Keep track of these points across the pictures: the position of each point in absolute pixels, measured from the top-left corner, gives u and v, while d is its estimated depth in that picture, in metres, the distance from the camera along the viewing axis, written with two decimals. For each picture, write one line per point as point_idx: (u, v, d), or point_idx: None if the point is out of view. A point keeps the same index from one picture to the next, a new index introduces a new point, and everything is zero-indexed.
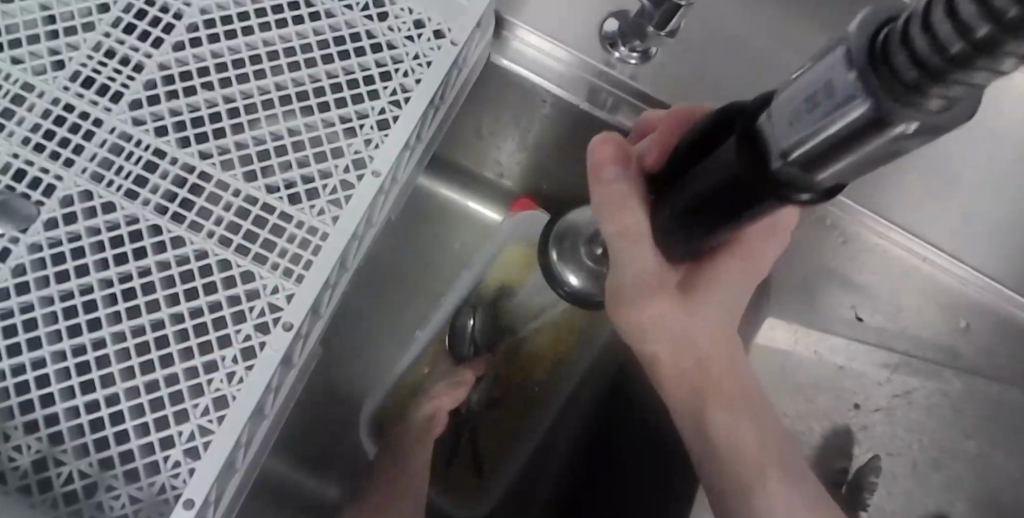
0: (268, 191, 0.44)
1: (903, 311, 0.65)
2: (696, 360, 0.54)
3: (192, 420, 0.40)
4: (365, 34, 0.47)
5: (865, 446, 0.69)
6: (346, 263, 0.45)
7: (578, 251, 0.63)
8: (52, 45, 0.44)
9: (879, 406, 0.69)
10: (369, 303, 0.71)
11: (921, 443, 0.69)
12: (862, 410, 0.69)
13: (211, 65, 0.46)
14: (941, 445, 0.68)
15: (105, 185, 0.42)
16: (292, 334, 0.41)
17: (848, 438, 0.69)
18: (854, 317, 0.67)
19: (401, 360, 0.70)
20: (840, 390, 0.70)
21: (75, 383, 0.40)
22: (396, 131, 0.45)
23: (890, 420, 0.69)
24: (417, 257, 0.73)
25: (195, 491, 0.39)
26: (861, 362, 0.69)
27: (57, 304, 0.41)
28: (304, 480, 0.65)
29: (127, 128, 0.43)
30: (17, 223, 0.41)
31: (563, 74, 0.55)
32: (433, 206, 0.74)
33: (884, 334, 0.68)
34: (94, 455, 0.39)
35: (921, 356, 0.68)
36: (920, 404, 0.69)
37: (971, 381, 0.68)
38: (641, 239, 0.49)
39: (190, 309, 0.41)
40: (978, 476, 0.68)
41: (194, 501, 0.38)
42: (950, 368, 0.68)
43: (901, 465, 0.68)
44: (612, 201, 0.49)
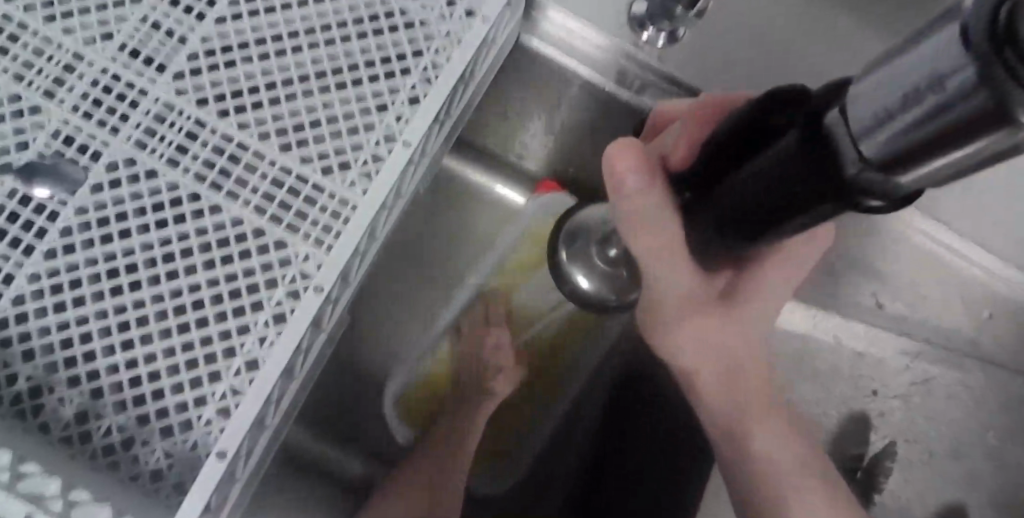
0: (302, 162, 0.45)
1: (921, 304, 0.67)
2: (732, 360, 0.58)
3: (226, 380, 0.41)
4: (400, 12, 0.48)
5: (882, 432, 0.71)
6: (375, 233, 0.46)
7: (589, 252, 0.67)
8: (102, 17, 0.46)
9: (897, 393, 0.71)
10: (397, 282, 0.73)
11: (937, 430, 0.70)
12: (881, 396, 0.71)
13: (251, 40, 0.47)
14: (956, 433, 0.70)
15: (149, 153, 0.44)
16: (323, 299, 0.43)
17: (863, 424, 0.71)
18: (876, 304, 0.69)
19: (426, 337, 0.73)
20: (858, 376, 0.72)
21: (115, 341, 0.41)
22: (428, 105, 0.46)
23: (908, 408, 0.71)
24: (444, 236, 0.75)
25: (227, 444, 0.40)
26: (879, 349, 0.71)
27: (99, 266, 0.42)
28: (327, 450, 0.72)
29: (170, 99, 0.45)
30: (66, 186, 0.43)
31: (590, 54, 0.55)
32: (457, 188, 0.75)
33: (902, 321, 0.69)
34: (132, 410, 0.41)
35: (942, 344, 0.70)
36: (939, 394, 0.70)
37: (994, 373, 0.69)
38: (675, 256, 0.50)
39: (225, 274, 0.43)
40: (996, 468, 0.69)
41: (226, 454, 0.40)
42: (966, 357, 0.69)
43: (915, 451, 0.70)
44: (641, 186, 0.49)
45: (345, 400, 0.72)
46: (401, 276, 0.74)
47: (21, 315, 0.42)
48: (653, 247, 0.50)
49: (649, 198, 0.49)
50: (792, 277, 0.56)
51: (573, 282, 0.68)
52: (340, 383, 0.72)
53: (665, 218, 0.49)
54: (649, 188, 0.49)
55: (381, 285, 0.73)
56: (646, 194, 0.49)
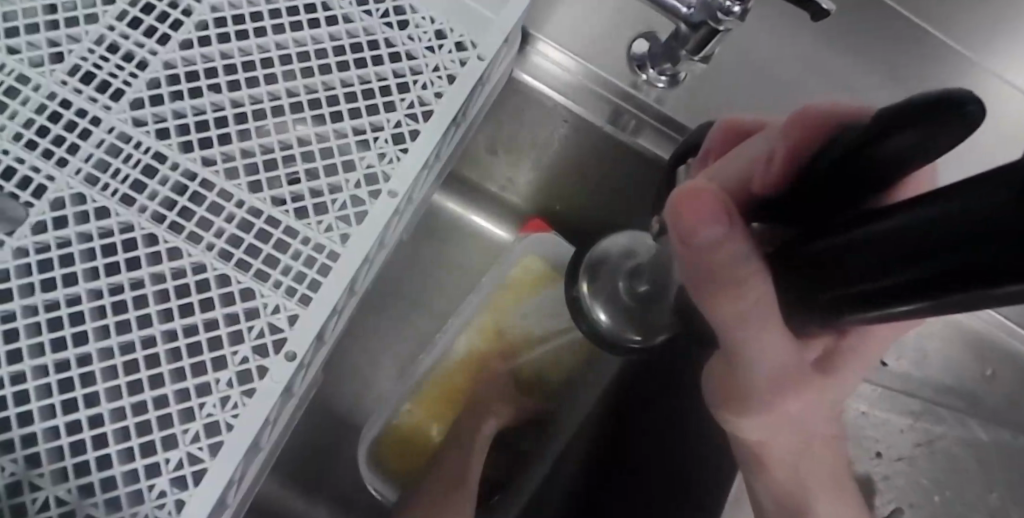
0: (273, 203, 0.41)
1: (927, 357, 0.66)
2: (802, 438, 0.47)
3: (181, 447, 0.37)
4: (384, 42, 0.45)
5: (887, 496, 0.64)
6: (355, 287, 0.42)
7: (610, 286, 0.62)
8: (52, 36, 0.42)
9: (901, 454, 0.65)
10: (370, 321, 0.69)
11: (941, 495, 0.64)
12: (884, 458, 0.65)
13: (219, 66, 0.43)
14: (962, 496, 0.64)
15: (99, 189, 0.40)
16: (295, 365, 0.39)
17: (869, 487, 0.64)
18: (879, 362, 0.66)
19: (402, 384, 0.67)
20: (859, 434, 0.66)
21: (57, 401, 0.37)
22: (416, 149, 0.43)
23: (912, 470, 0.65)
24: (425, 275, 0.71)
25: None
26: (884, 409, 0.67)
27: (42, 314, 0.38)
28: (295, 501, 0.62)
29: (126, 129, 0.41)
30: (3, 225, 0.38)
31: (581, 91, 0.53)
32: (437, 223, 0.72)
33: (907, 378, 0.67)
34: (73, 481, 0.36)
35: (942, 403, 0.66)
36: (939, 454, 0.66)
37: (999, 433, 0.66)
38: (771, 329, 0.38)
39: (184, 326, 0.39)
40: None
41: None
42: (967, 417, 0.66)
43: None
44: (732, 240, 0.36)
45: (319, 441, 0.65)
46: (373, 317, 0.69)
47: None
48: (737, 315, 0.38)
49: (739, 244, 0.36)
50: (878, 346, 0.45)
51: (592, 318, 0.62)
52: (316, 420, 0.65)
53: (755, 272, 0.36)
54: (735, 235, 0.36)
55: (355, 329, 0.68)
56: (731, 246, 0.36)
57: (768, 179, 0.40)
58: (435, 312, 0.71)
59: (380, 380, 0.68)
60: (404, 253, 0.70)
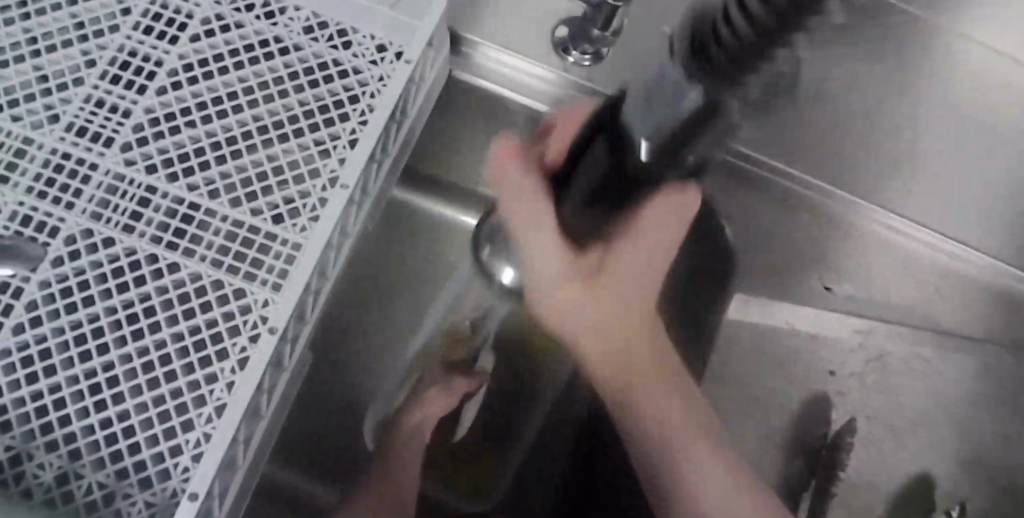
0: (253, 215, 0.47)
1: (874, 282, 0.70)
2: (645, 379, 0.57)
3: (197, 428, 0.43)
4: (332, 63, 0.51)
5: (844, 408, 0.69)
6: (325, 271, 0.48)
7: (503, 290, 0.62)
8: (47, 101, 0.47)
9: (852, 371, 0.70)
10: (356, 323, 0.72)
11: (900, 404, 0.69)
12: (839, 376, 0.70)
13: (192, 105, 0.49)
14: (915, 407, 0.69)
15: (105, 223, 0.46)
16: (277, 337, 0.45)
17: (824, 404, 0.69)
18: (824, 287, 0.71)
19: (388, 378, 0.72)
20: (812, 355, 0.70)
21: (89, 403, 0.43)
22: (362, 147, 0.49)
23: (863, 386, 0.70)
24: (403, 274, 0.74)
25: (199, 484, 0.42)
26: (834, 329, 0.71)
27: (68, 333, 0.44)
28: (306, 483, 0.68)
29: (120, 169, 0.47)
30: (27, 263, 0.44)
31: (524, 84, 0.59)
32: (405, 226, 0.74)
33: (854, 299, 0.71)
34: (111, 466, 0.43)
35: (892, 320, 0.71)
36: (893, 368, 0.70)
37: (945, 341, 0.70)
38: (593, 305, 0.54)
39: (189, 328, 0.45)
40: (966, 434, 0.68)
41: (197, 493, 0.42)
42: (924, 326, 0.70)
43: (877, 427, 0.68)
44: (513, 193, 0.55)
45: (325, 433, 0.70)
46: (361, 321, 0.72)
47: None
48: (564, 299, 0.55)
49: (529, 183, 0.54)
50: (644, 260, 0.54)
51: None
52: (299, 417, 0.69)
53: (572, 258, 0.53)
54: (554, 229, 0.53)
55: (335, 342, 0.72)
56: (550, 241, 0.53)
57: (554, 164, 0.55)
58: (414, 306, 0.73)
59: (387, 366, 0.72)
60: (360, 260, 0.72)
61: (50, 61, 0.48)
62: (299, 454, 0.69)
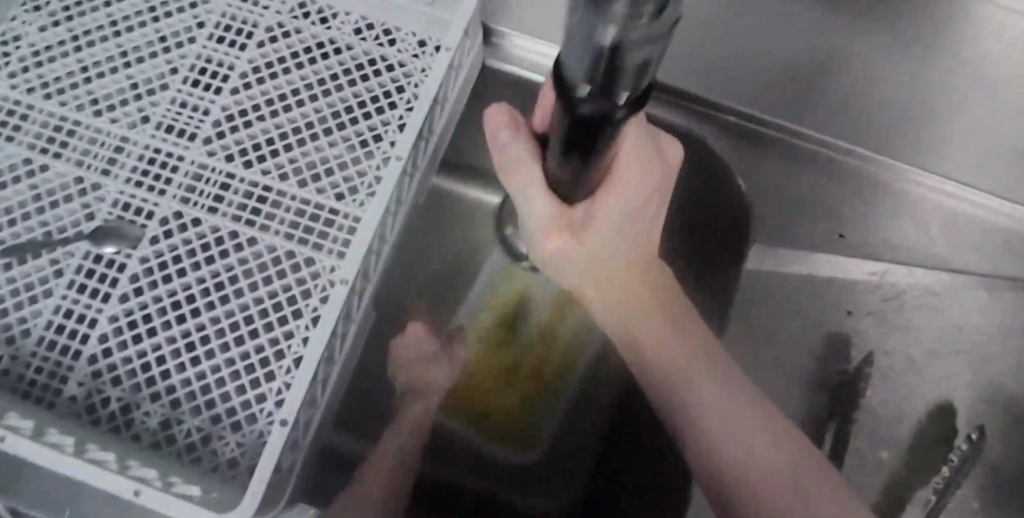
0: (318, 193, 0.54)
1: (897, 232, 0.71)
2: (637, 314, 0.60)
3: (279, 377, 0.49)
4: (380, 59, 0.57)
5: (862, 345, 0.72)
6: (383, 236, 0.54)
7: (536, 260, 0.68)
8: (139, 105, 0.55)
9: (870, 310, 0.73)
10: (407, 295, 0.77)
11: (914, 340, 0.72)
12: (856, 315, 0.73)
13: (261, 102, 0.56)
14: (932, 343, 0.72)
15: (193, 206, 0.53)
16: (347, 289, 0.51)
17: (843, 341, 0.72)
18: (838, 235, 0.72)
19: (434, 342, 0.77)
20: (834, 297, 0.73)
21: (184, 359, 0.50)
22: (410, 130, 0.55)
23: (884, 322, 0.73)
24: (446, 255, 0.78)
25: (288, 411, 0.48)
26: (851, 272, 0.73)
27: (165, 301, 0.51)
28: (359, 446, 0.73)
29: (204, 159, 0.54)
30: (128, 242, 0.51)
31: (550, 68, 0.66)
32: (451, 208, 0.79)
33: (868, 246, 0.72)
34: (206, 413, 0.49)
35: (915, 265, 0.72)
36: (910, 306, 0.73)
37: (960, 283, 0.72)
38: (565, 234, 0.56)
39: (269, 292, 0.51)
40: (979, 368, 0.72)
41: (288, 419, 0.47)
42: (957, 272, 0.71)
43: (897, 361, 0.72)
44: (512, 174, 0.56)
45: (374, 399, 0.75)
46: (410, 291, 0.77)
47: (107, 351, 0.49)
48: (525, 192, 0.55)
49: (521, 143, 0.55)
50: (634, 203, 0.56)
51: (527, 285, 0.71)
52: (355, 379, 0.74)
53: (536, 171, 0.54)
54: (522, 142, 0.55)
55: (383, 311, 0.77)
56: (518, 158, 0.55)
57: (544, 125, 0.56)
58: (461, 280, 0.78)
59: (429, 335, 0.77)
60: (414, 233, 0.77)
61: (138, 70, 0.55)
62: (353, 415, 0.74)
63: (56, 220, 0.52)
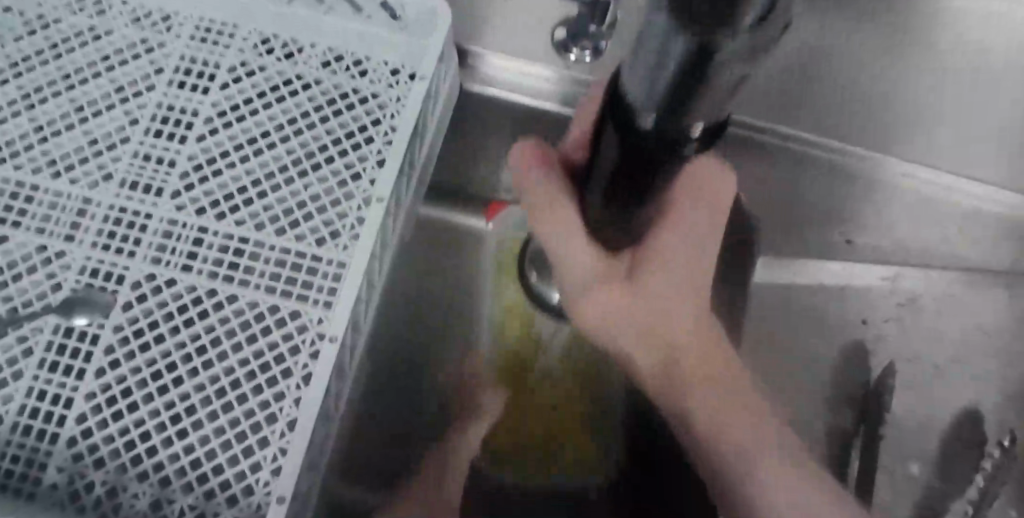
0: (298, 241, 0.51)
1: (896, 229, 0.70)
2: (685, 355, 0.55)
3: (273, 444, 0.47)
4: (352, 91, 0.54)
5: (882, 354, 0.70)
6: (372, 281, 0.51)
7: None
8: (99, 161, 0.51)
9: (887, 316, 0.71)
10: (400, 331, 0.73)
11: (936, 344, 0.70)
12: (872, 321, 0.71)
13: (230, 147, 0.52)
14: (952, 344, 0.70)
15: (166, 266, 0.50)
16: (338, 345, 0.48)
17: (863, 350, 0.71)
18: (846, 241, 0.72)
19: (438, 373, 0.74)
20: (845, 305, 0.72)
21: (172, 432, 0.47)
22: (391, 167, 0.52)
23: (901, 329, 0.71)
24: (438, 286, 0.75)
25: (285, 487, 0.46)
26: (863, 278, 0.72)
27: (145, 371, 0.48)
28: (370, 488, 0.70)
29: (174, 215, 0.50)
30: (99, 311, 0.48)
31: (532, 89, 0.62)
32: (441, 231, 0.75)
33: (877, 251, 0.71)
34: (198, 488, 0.46)
35: (922, 266, 0.71)
36: (927, 309, 0.71)
37: (970, 278, 0.70)
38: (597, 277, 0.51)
39: (253, 352, 0.48)
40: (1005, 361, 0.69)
41: (285, 496, 0.46)
42: (954, 266, 0.71)
43: (916, 369, 0.69)
44: (544, 216, 0.51)
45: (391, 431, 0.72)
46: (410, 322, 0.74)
47: (86, 431, 0.46)
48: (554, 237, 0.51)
49: (550, 187, 0.50)
50: (676, 251, 0.53)
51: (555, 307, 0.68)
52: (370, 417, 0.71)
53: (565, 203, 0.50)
54: (553, 181, 0.51)
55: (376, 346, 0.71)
56: (541, 195, 0.51)
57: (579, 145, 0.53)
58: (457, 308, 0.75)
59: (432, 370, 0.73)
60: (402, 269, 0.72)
61: (95, 124, 0.52)
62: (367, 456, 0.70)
63: (20, 293, 0.48)
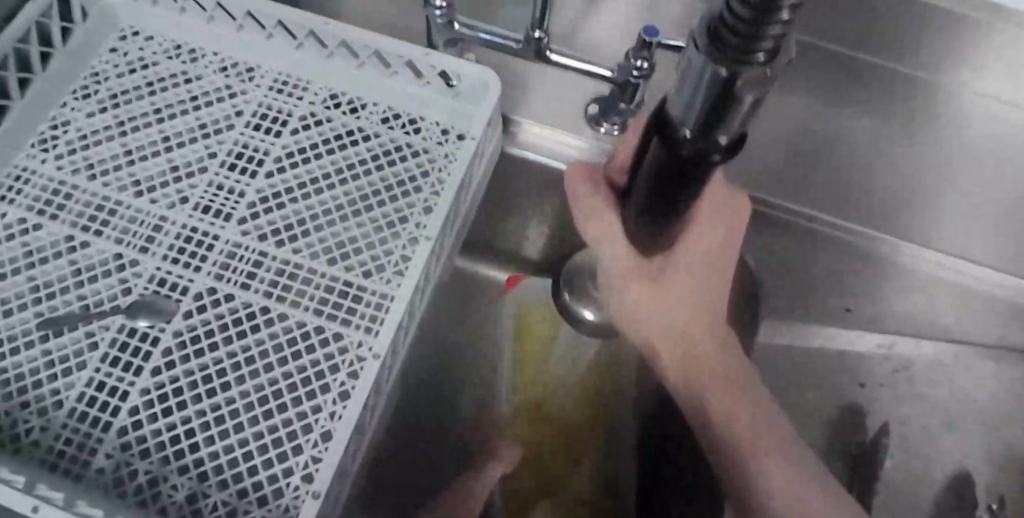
0: (348, 271, 0.56)
1: (895, 300, 0.74)
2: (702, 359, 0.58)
3: (306, 451, 0.50)
4: (406, 145, 0.61)
5: (877, 415, 0.72)
6: (412, 313, 0.56)
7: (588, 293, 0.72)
8: (178, 186, 0.57)
9: (882, 381, 0.73)
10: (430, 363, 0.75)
11: (928, 409, 0.72)
12: (868, 387, 0.73)
13: (295, 185, 0.58)
14: (946, 410, 0.72)
15: (226, 282, 0.54)
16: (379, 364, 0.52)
17: (859, 415, 0.72)
18: (844, 309, 0.74)
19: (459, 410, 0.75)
20: (843, 372, 0.74)
21: (213, 432, 0.50)
22: (437, 214, 0.58)
23: (896, 395, 0.72)
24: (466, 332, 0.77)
25: (319, 484, 0.48)
26: (857, 345, 0.74)
27: (197, 373, 0.52)
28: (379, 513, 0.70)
29: (238, 238, 0.56)
30: (162, 316, 0.53)
31: (562, 155, 0.68)
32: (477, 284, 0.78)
33: (873, 321, 0.74)
34: (232, 486, 0.49)
35: (916, 335, 0.73)
36: (920, 378, 0.73)
37: (966, 353, 0.73)
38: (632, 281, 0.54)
39: (297, 366, 0.52)
40: (1003, 437, 0.70)
41: (319, 493, 0.48)
42: (969, 344, 0.73)
43: (914, 430, 0.71)
44: (588, 222, 0.54)
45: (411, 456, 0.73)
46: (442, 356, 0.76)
47: (136, 423, 0.50)
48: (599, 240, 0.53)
49: (595, 197, 0.53)
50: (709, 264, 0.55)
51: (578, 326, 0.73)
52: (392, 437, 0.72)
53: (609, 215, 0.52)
54: (598, 192, 0.53)
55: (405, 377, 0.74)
56: (587, 205, 0.54)
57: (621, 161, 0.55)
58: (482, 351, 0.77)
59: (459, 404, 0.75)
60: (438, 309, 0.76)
61: (177, 155, 0.58)
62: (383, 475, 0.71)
63: (93, 294, 0.53)
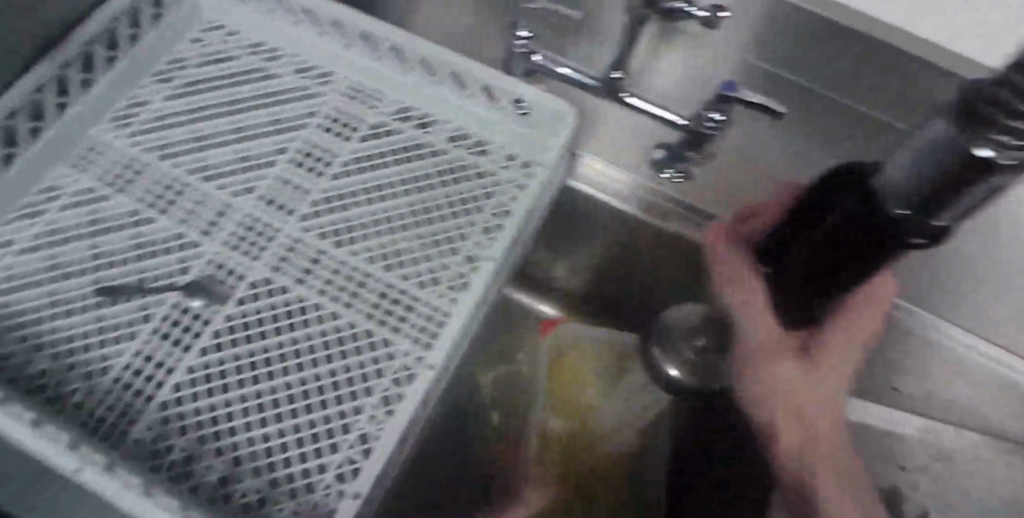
0: (403, 280, 0.56)
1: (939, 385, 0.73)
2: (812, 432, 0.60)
3: (343, 451, 0.49)
4: (471, 166, 0.62)
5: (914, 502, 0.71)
6: (469, 329, 0.56)
7: (676, 344, 0.66)
8: (246, 176, 0.58)
9: (918, 464, 0.72)
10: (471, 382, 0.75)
11: (964, 499, 0.70)
12: (908, 470, 0.72)
13: (359, 191, 0.59)
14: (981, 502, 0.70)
15: (282, 274, 0.55)
16: (435, 373, 0.52)
17: (895, 497, 0.71)
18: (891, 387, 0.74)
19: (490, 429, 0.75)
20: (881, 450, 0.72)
21: (252, 418, 0.50)
22: (496, 235, 0.58)
23: (933, 480, 0.71)
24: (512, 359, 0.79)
25: (361, 485, 0.48)
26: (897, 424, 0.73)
27: (244, 359, 0.52)
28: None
29: (299, 235, 0.56)
30: (215, 299, 0.53)
31: (617, 193, 0.71)
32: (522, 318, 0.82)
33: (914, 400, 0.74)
34: (265, 475, 0.49)
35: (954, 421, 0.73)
36: (960, 468, 0.71)
37: (1001, 447, 0.72)
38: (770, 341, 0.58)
39: (343, 366, 0.52)
40: None
41: (360, 492, 0.48)
42: (1005, 437, 0.72)
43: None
44: (729, 280, 0.59)
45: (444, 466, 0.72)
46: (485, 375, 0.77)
47: (178, 399, 0.50)
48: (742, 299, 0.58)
49: (737, 259, 0.59)
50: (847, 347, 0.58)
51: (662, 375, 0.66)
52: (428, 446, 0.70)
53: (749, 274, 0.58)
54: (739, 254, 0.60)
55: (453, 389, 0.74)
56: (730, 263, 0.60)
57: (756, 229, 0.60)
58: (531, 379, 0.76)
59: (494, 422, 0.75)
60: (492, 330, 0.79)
61: (249, 146, 0.60)
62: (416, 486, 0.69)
63: (151, 269, 0.54)
